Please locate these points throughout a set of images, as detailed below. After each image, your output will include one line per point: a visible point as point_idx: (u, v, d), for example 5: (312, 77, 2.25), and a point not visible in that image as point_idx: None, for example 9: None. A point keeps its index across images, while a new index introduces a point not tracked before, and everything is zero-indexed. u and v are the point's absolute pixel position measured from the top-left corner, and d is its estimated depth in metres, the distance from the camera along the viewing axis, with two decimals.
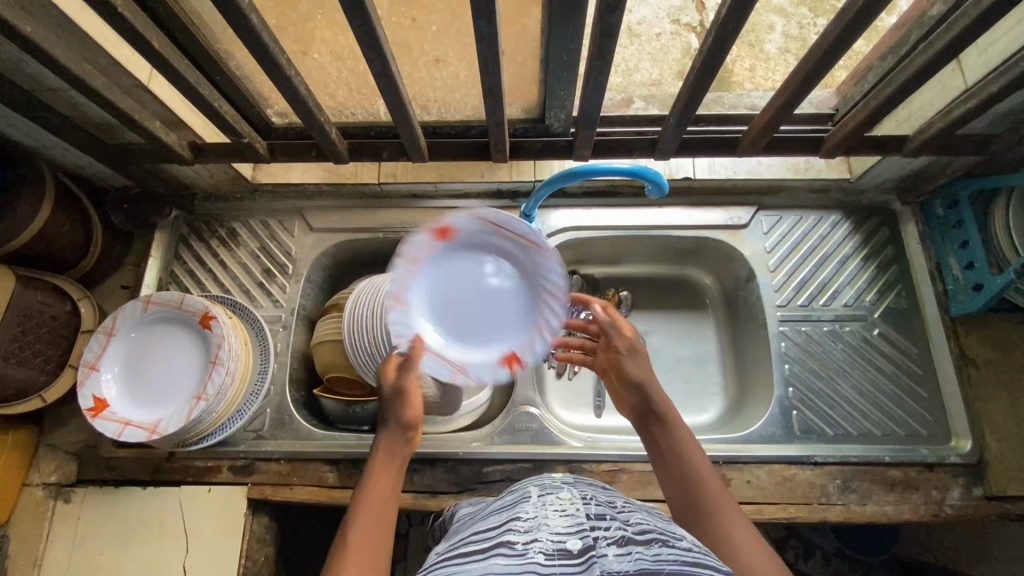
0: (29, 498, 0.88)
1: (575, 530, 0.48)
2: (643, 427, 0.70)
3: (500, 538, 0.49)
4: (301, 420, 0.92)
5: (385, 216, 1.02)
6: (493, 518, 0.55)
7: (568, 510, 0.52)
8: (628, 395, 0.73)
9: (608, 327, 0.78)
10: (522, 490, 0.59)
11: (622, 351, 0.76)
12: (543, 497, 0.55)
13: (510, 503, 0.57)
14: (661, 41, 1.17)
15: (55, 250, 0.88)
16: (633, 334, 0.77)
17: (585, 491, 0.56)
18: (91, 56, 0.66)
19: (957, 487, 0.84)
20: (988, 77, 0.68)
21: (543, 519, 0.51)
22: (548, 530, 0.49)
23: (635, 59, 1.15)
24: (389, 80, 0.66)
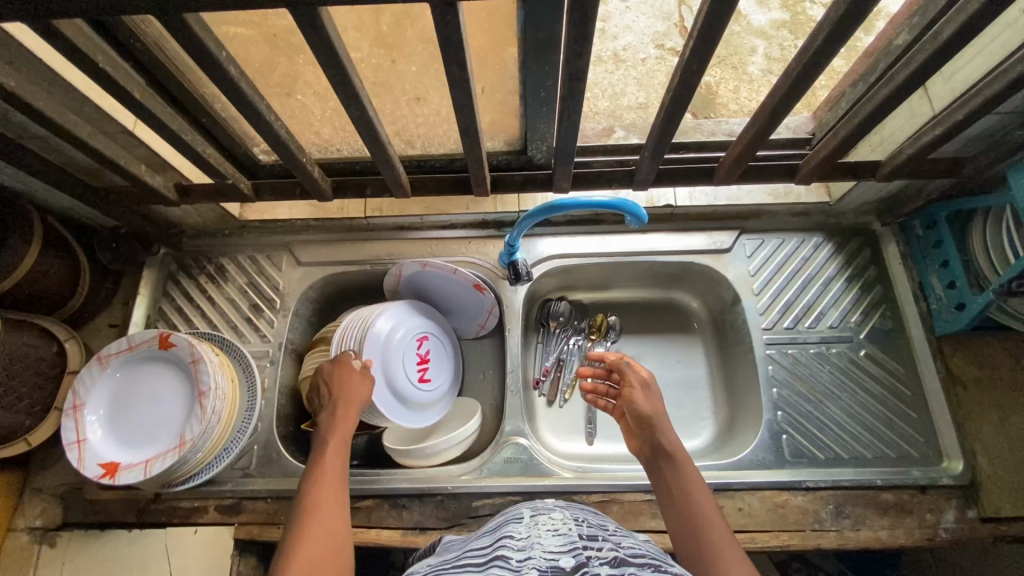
0: (14, 544, 0.87)
1: (569, 549, 0.48)
2: (652, 462, 0.72)
3: (495, 554, 0.49)
4: (289, 456, 0.91)
5: (373, 248, 1.03)
6: (486, 538, 0.55)
7: (561, 530, 0.52)
8: (639, 430, 0.76)
9: (624, 365, 0.82)
10: (514, 512, 0.59)
11: (636, 387, 0.79)
12: (535, 518, 0.56)
13: (502, 524, 0.57)
14: (646, 66, 1.20)
15: (43, 292, 0.89)
16: (649, 377, 0.81)
17: (577, 514, 0.57)
18: (76, 105, 0.68)
19: (951, 509, 0.83)
20: (952, 105, 0.70)
21: (536, 539, 0.51)
22: (542, 548, 0.49)
23: (621, 84, 1.18)
24: (368, 123, 0.67)
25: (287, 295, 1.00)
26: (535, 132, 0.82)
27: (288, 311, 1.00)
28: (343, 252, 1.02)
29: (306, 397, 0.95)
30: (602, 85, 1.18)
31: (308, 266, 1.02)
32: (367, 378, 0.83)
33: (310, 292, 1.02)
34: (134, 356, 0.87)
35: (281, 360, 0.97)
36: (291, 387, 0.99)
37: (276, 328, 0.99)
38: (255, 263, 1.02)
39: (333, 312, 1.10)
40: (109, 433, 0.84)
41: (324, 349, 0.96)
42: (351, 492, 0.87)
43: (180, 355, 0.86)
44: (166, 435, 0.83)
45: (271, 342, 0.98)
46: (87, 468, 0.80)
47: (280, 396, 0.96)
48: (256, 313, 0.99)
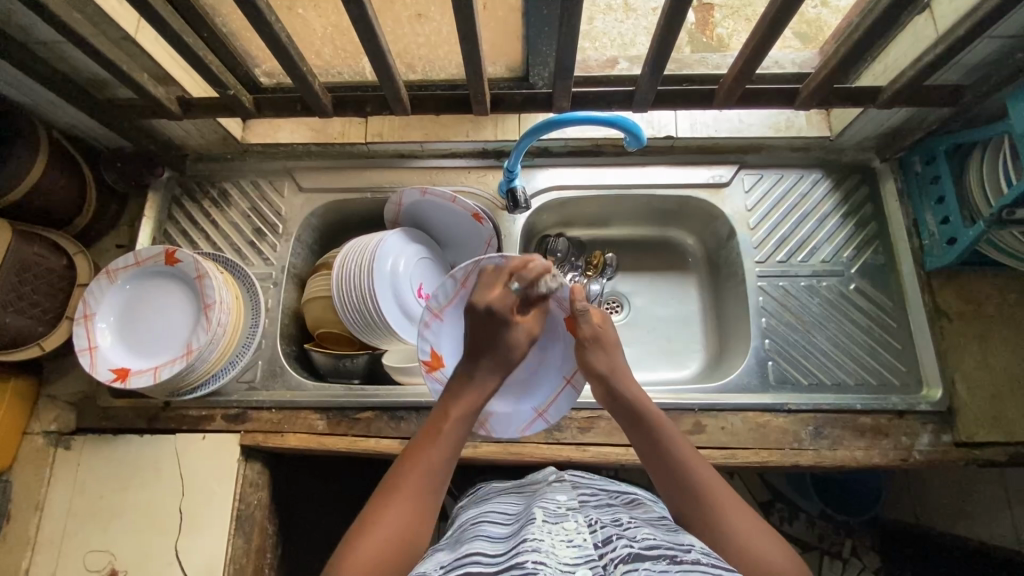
0: (31, 446, 0.91)
1: (584, 561, 0.51)
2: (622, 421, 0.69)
3: (511, 559, 0.51)
4: (293, 371, 0.95)
5: (374, 177, 1.04)
6: (499, 544, 0.57)
7: (575, 540, 0.54)
8: (599, 390, 0.73)
9: (580, 313, 0.76)
10: (529, 513, 0.62)
11: (588, 340, 0.75)
12: (546, 522, 0.58)
13: (517, 529, 0.59)
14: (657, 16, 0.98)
15: (52, 206, 0.90)
16: (602, 321, 0.77)
17: (590, 517, 0.59)
18: (78, 5, 0.68)
19: (926, 433, 0.86)
20: (955, 24, 0.70)
21: (551, 546, 0.53)
22: (556, 558, 0.51)
23: (629, 34, 1.00)
24: (369, 27, 0.67)
25: (289, 221, 1.02)
26: (537, 55, 0.82)
27: (291, 236, 1.02)
28: (343, 179, 1.04)
29: (310, 317, 0.99)
30: (607, 35, 1.01)
31: (310, 192, 1.03)
32: (607, 346, 0.75)
33: (312, 219, 1.04)
34: (143, 271, 0.90)
35: (284, 282, 1.00)
36: (294, 309, 1.02)
37: (279, 252, 1.01)
38: (258, 188, 1.04)
39: (335, 242, 1.12)
40: (120, 344, 0.87)
41: (326, 273, 0.98)
42: (351, 405, 0.91)
43: (186, 271, 0.89)
44: (173, 347, 0.87)
45: (274, 265, 1.00)
46: (100, 373, 0.84)
47: (283, 315, 0.99)
48: (259, 237, 1.01)
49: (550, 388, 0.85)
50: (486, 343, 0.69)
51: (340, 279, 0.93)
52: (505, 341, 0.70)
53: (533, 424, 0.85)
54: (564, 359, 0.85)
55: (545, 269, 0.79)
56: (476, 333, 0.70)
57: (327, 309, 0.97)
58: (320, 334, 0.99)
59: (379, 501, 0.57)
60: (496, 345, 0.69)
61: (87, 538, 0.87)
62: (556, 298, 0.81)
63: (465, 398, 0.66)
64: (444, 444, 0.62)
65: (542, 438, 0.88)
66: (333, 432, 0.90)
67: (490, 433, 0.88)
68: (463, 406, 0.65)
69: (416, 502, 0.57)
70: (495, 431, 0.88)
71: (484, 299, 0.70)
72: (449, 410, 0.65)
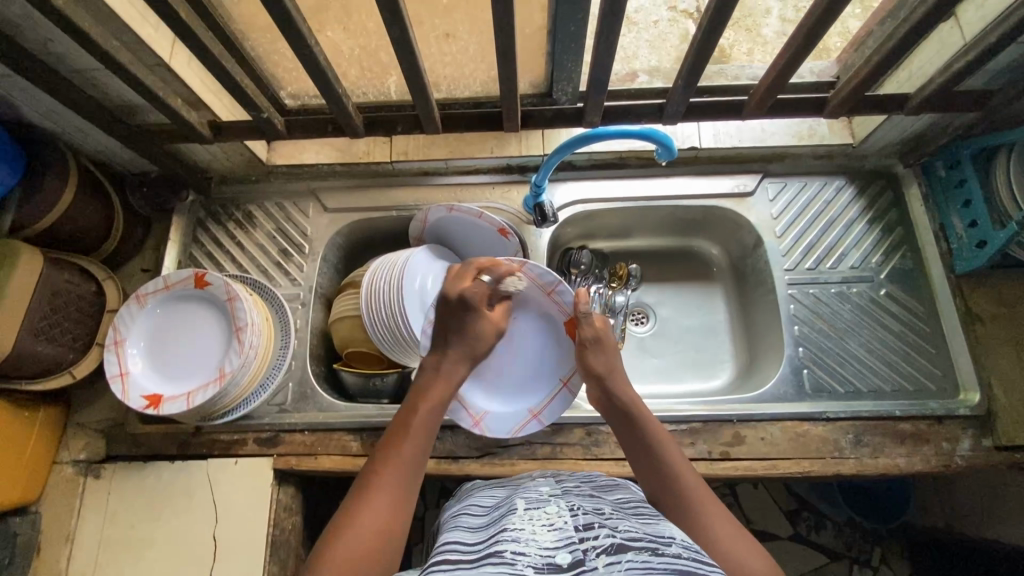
0: (61, 475, 0.90)
1: (564, 544, 0.51)
2: (614, 421, 0.72)
3: (491, 547, 0.51)
4: (323, 392, 0.94)
5: (399, 195, 1.04)
6: (479, 531, 0.57)
7: (556, 523, 0.54)
8: (595, 391, 0.76)
9: (582, 317, 0.81)
10: (509, 503, 0.61)
11: (588, 343, 0.79)
12: (529, 510, 0.58)
13: (497, 516, 0.60)
14: (658, 28, 1.03)
15: (80, 232, 0.90)
16: (603, 326, 0.80)
17: (572, 504, 0.59)
18: (116, 33, 0.68)
19: (966, 438, 0.86)
20: (985, 30, 0.70)
21: (532, 533, 0.53)
22: (537, 544, 0.51)
23: (630, 46, 1.03)
24: (407, 49, 0.68)
25: (315, 241, 1.02)
26: (561, 72, 0.82)
27: (317, 256, 1.01)
28: (368, 199, 1.04)
29: (338, 337, 0.98)
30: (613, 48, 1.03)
31: (335, 212, 1.03)
32: (602, 351, 0.78)
33: (337, 238, 1.04)
34: (171, 296, 0.90)
35: (312, 302, 0.99)
36: (322, 329, 1.02)
37: (306, 272, 1.00)
38: (283, 209, 1.04)
39: (358, 260, 1.12)
40: (151, 370, 0.87)
41: (354, 292, 0.98)
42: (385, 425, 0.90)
43: (216, 294, 0.88)
44: (204, 372, 0.86)
45: (302, 285, 1.00)
46: (132, 399, 0.83)
47: (312, 336, 0.98)
48: (286, 258, 1.01)
49: (546, 390, 0.87)
50: (453, 331, 0.76)
51: (369, 298, 0.92)
52: (469, 329, 0.76)
53: (527, 425, 0.86)
54: (560, 363, 0.88)
55: (547, 273, 0.84)
56: (448, 322, 0.76)
57: (356, 328, 0.96)
58: (349, 353, 0.98)
59: (358, 499, 0.58)
60: (464, 334, 0.76)
61: (120, 569, 0.85)
62: (556, 301, 0.86)
63: (437, 389, 0.70)
64: (418, 443, 0.64)
65: (580, 454, 0.87)
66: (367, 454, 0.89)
67: (527, 451, 0.87)
68: (435, 399, 0.69)
69: (398, 487, 0.60)
70: (532, 448, 0.87)
71: (455, 289, 0.77)
72: (418, 409, 0.68)
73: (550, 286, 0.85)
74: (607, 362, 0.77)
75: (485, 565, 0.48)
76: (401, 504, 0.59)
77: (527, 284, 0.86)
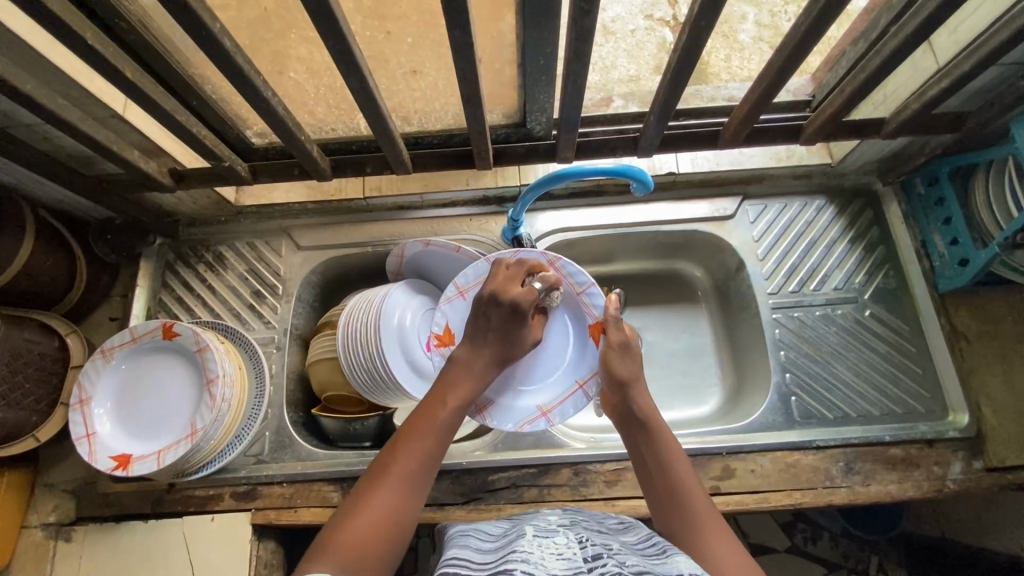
0: (29, 540, 0.86)
1: (573, 571, 0.48)
2: (626, 430, 0.69)
3: (497, 568, 0.48)
4: (302, 441, 0.91)
5: (374, 230, 1.01)
6: (486, 551, 0.54)
7: (564, 552, 0.51)
8: (612, 396, 0.72)
9: (610, 320, 0.77)
10: (518, 529, 0.59)
11: (614, 346, 0.75)
12: (538, 538, 0.55)
13: (506, 540, 0.57)
14: (636, 37, 1.08)
15: (40, 287, 0.87)
16: (632, 335, 0.77)
17: (581, 535, 0.56)
18: (64, 89, 0.66)
19: (957, 461, 0.85)
20: (959, 55, 0.69)
21: (540, 558, 0.50)
22: (545, 569, 0.48)
23: (608, 57, 1.06)
24: (369, 96, 0.65)
25: (289, 281, 0.99)
26: (534, 104, 0.79)
27: (291, 297, 0.99)
28: (342, 236, 1.01)
29: (316, 381, 0.95)
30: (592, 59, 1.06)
31: (308, 251, 1.00)
32: (629, 356, 0.74)
33: (312, 277, 1.01)
34: (140, 347, 0.86)
35: (287, 345, 0.96)
36: (299, 372, 0.99)
37: (280, 314, 0.97)
38: (254, 250, 1.01)
39: (335, 297, 1.09)
40: (120, 428, 0.83)
41: (330, 333, 0.95)
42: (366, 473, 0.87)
43: (186, 345, 0.85)
44: (176, 427, 0.83)
45: (276, 328, 0.97)
46: (99, 461, 0.80)
47: (289, 381, 0.95)
48: (259, 300, 0.98)
49: (558, 390, 0.85)
50: (495, 330, 0.71)
51: (347, 340, 0.89)
52: (514, 338, 0.72)
53: (535, 421, 0.84)
54: (578, 366, 0.86)
55: (580, 274, 0.84)
56: (491, 319, 0.71)
57: (334, 371, 0.93)
58: (327, 397, 0.95)
59: (370, 483, 0.56)
60: (504, 333, 0.72)
61: None
62: (584, 304, 0.85)
63: (465, 381, 0.68)
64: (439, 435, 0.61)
65: (568, 495, 0.85)
66: None
67: (514, 494, 0.85)
68: (463, 393, 0.66)
69: (412, 472, 0.57)
70: (518, 491, 0.85)
71: (507, 291, 0.72)
72: (445, 402, 0.64)
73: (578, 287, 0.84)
74: (630, 367, 0.73)
75: None
76: (416, 492, 0.57)
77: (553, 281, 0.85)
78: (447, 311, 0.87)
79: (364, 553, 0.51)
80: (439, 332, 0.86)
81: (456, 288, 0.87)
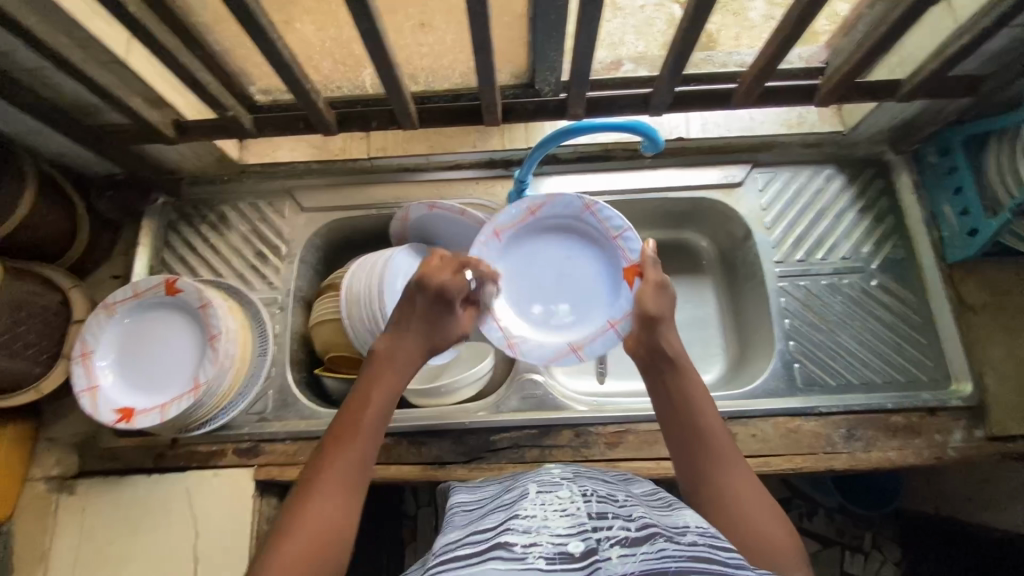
0: (32, 493, 0.86)
1: (576, 531, 0.48)
2: (651, 369, 0.69)
3: (499, 538, 0.48)
4: (305, 399, 0.91)
5: (378, 193, 1.00)
6: (491, 517, 0.54)
7: (568, 510, 0.51)
8: (640, 333, 0.72)
9: (649, 263, 0.78)
10: (520, 487, 0.59)
11: (650, 284, 0.74)
12: (541, 496, 0.55)
13: (509, 502, 0.56)
14: (645, 10, 0.94)
15: (42, 240, 0.86)
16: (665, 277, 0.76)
17: (584, 488, 0.56)
18: (65, 29, 0.64)
19: (959, 429, 0.85)
20: (980, 13, 0.68)
21: (543, 520, 0.50)
22: (549, 532, 0.48)
23: (616, 33, 0.94)
24: (377, 40, 0.64)
25: (292, 242, 0.98)
26: (544, 63, 0.77)
27: (295, 258, 0.98)
28: (346, 197, 1.00)
29: (319, 341, 0.95)
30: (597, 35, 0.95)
31: (312, 212, 0.99)
32: (664, 292, 0.74)
33: (315, 238, 1.00)
34: (142, 304, 0.86)
35: (290, 306, 0.96)
36: (302, 333, 0.98)
37: (283, 275, 0.97)
38: (258, 211, 1.00)
39: (339, 261, 1.08)
40: (124, 382, 0.83)
41: (333, 295, 0.94)
42: None
43: (189, 301, 0.84)
44: (178, 382, 0.83)
45: (279, 288, 0.96)
46: (102, 414, 0.80)
47: (291, 341, 0.95)
48: (262, 260, 0.97)
49: (592, 328, 0.84)
50: (421, 317, 0.73)
51: (350, 301, 0.88)
52: (442, 330, 0.73)
53: (565, 358, 0.83)
54: (612, 306, 0.85)
55: (615, 217, 0.83)
56: (416, 308, 0.73)
57: (339, 333, 0.92)
58: (330, 358, 0.94)
59: (301, 496, 0.57)
60: (432, 322, 0.73)
61: None
62: (619, 249, 0.84)
63: (387, 378, 0.68)
64: (366, 438, 0.62)
65: (570, 456, 0.85)
66: None
67: (516, 454, 0.85)
68: (385, 390, 0.66)
69: (345, 479, 0.59)
70: (520, 452, 0.86)
71: (435, 278, 0.73)
72: (367, 404, 0.65)
73: (615, 228, 0.83)
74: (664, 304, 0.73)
75: (490, 562, 0.45)
76: (350, 496, 0.58)
77: (589, 222, 0.85)
78: (482, 251, 0.85)
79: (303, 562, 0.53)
80: None
81: (491, 228, 0.85)
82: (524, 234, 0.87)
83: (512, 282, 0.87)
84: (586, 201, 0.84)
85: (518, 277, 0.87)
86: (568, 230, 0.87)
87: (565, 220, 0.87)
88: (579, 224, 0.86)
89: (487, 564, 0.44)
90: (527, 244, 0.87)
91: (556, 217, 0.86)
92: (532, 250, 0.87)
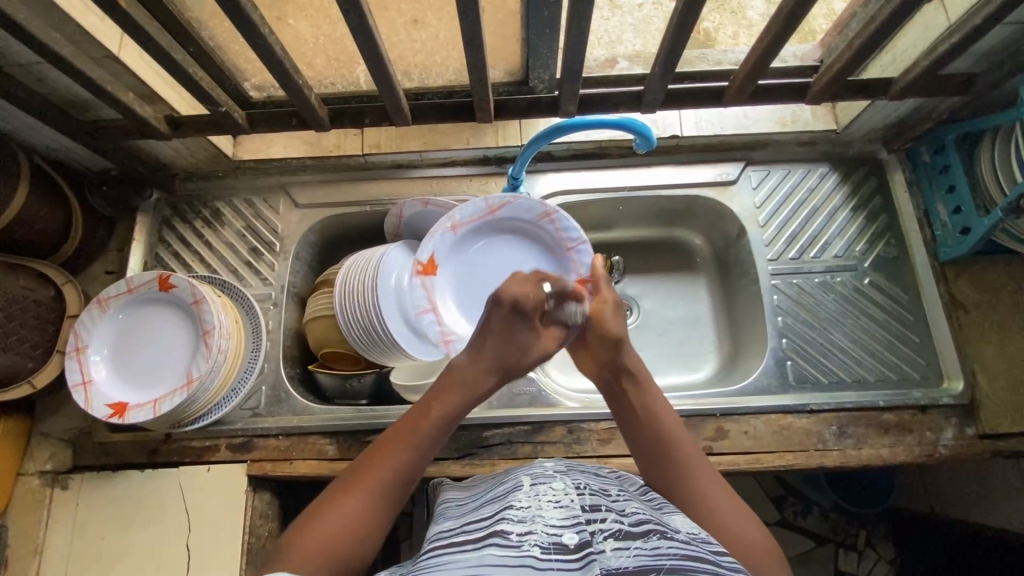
0: (25, 487, 0.87)
1: (571, 523, 0.48)
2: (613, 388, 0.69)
3: (495, 528, 0.48)
4: (298, 395, 0.91)
5: (372, 189, 1.00)
6: (485, 506, 0.55)
7: (562, 502, 0.51)
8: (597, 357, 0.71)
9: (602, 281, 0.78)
10: (514, 479, 0.59)
11: (608, 303, 0.73)
12: (535, 487, 0.55)
13: (503, 492, 0.56)
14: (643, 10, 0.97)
15: (36, 235, 0.86)
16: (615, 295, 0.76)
17: (578, 481, 0.56)
18: (56, 24, 0.64)
19: (950, 427, 0.85)
20: (971, 11, 0.68)
21: (539, 511, 0.50)
22: (543, 522, 0.48)
23: (614, 32, 0.97)
24: (368, 36, 0.64)
25: (286, 238, 0.98)
26: (537, 59, 0.77)
27: (289, 254, 0.98)
28: (341, 194, 1.00)
29: (313, 337, 0.95)
30: (595, 32, 0.97)
31: (306, 209, 1.00)
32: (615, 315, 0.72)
33: (310, 235, 1.00)
34: (136, 299, 0.86)
35: (284, 302, 0.96)
36: (296, 329, 0.98)
37: (277, 271, 0.97)
38: (252, 207, 1.00)
39: (333, 257, 1.08)
40: (118, 376, 0.83)
41: (327, 291, 0.94)
42: (362, 428, 0.88)
43: (182, 296, 0.85)
44: (171, 378, 0.83)
45: (273, 284, 0.96)
46: (96, 409, 0.80)
47: (285, 337, 0.95)
48: (256, 256, 0.98)
49: None
50: (499, 335, 0.66)
51: (344, 297, 0.89)
52: (517, 343, 0.66)
53: None
54: None
55: (574, 230, 0.91)
56: (491, 325, 0.66)
57: (330, 328, 0.92)
58: (324, 354, 0.95)
59: (339, 490, 0.55)
60: (509, 336, 0.66)
61: None
62: (572, 260, 0.92)
63: (457, 386, 0.63)
64: (419, 450, 0.58)
65: (561, 452, 0.86)
66: (344, 457, 0.87)
67: (508, 450, 0.86)
68: (451, 402, 0.62)
69: (385, 480, 0.56)
70: (512, 448, 0.86)
71: (511, 291, 0.66)
72: (432, 408, 0.61)
73: (571, 242, 0.91)
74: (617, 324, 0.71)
75: (488, 548, 0.45)
76: (387, 501, 0.55)
77: (547, 230, 0.92)
78: (435, 240, 0.89)
79: (320, 563, 0.50)
80: (423, 260, 0.89)
81: (448, 221, 0.89)
82: (480, 230, 0.92)
83: (455, 279, 0.92)
84: (547, 209, 0.90)
85: (462, 269, 0.92)
86: (522, 235, 0.94)
87: (518, 223, 0.92)
88: (534, 230, 0.93)
89: (489, 551, 0.45)
90: (481, 240, 0.93)
91: (511, 220, 0.92)
92: (483, 247, 0.93)
